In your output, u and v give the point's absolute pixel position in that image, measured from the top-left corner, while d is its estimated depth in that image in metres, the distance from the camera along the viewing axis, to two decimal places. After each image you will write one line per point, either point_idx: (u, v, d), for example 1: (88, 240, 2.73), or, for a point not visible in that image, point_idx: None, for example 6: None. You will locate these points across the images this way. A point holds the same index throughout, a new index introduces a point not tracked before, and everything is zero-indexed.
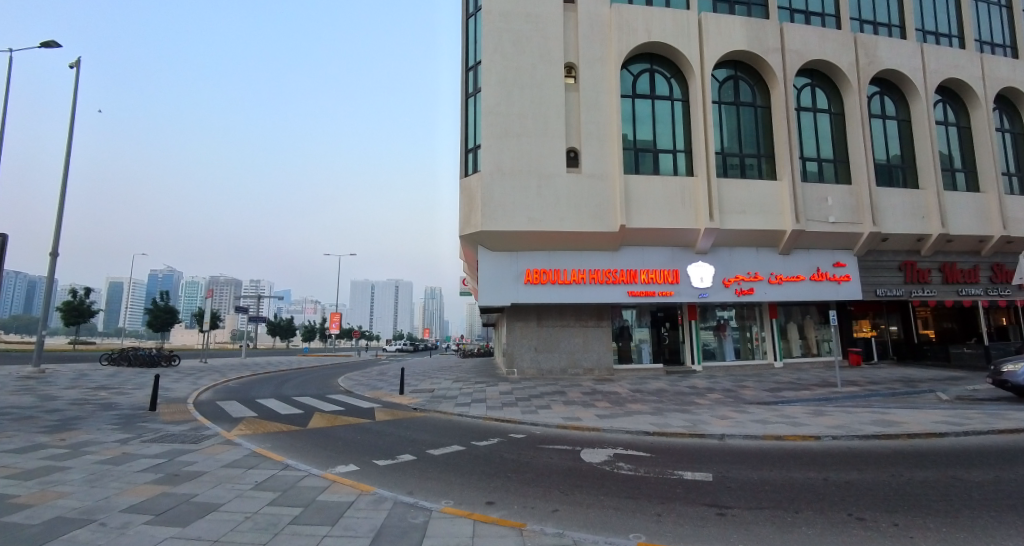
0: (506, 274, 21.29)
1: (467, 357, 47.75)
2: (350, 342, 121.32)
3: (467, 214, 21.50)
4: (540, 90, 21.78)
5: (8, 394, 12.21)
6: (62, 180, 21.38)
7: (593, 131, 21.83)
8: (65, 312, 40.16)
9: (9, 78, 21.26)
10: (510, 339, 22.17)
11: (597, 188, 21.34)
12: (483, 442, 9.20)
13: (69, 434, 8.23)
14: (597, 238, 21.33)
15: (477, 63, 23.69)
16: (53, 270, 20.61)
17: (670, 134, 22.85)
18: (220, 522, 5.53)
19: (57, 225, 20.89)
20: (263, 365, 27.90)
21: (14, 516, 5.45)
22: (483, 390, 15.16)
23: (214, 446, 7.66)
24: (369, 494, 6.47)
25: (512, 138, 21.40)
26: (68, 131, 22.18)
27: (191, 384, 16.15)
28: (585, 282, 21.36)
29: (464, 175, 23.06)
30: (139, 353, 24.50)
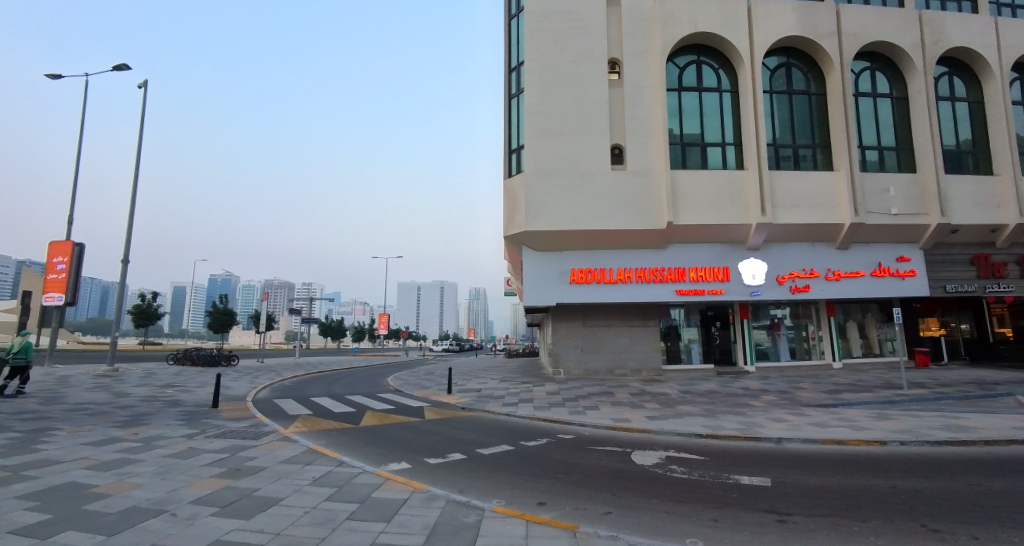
0: (550, 274, 21.20)
1: (511, 357, 47.60)
2: (397, 344, 124.19)
3: (511, 215, 21.59)
4: (583, 88, 21.63)
5: (86, 391, 13.00)
6: (131, 192, 22.60)
7: (637, 126, 21.47)
8: (136, 315, 42.73)
9: (85, 99, 22.74)
10: (555, 340, 22.01)
11: (642, 184, 20.95)
12: (532, 442, 9.10)
13: (140, 428, 8.67)
14: (642, 236, 20.95)
15: (519, 64, 23.83)
16: (125, 276, 21.81)
17: (718, 127, 22.24)
18: (280, 516, 5.68)
19: (128, 234, 22.11)
20: (315, 365, 28.64)
21: (93, 505, 5.83)
22: (530, 390, 15.03)
23: (272, 443, 7.87)
24: (421, 491, 6.51)
25: (555, 137, 21.36)
26: (135, 146, 23.32)
27: (250, 383, 16.79)
28: (631, 282, 20.99)
29: (507, 175, 23.21)
30: (201, 354, 25.70)
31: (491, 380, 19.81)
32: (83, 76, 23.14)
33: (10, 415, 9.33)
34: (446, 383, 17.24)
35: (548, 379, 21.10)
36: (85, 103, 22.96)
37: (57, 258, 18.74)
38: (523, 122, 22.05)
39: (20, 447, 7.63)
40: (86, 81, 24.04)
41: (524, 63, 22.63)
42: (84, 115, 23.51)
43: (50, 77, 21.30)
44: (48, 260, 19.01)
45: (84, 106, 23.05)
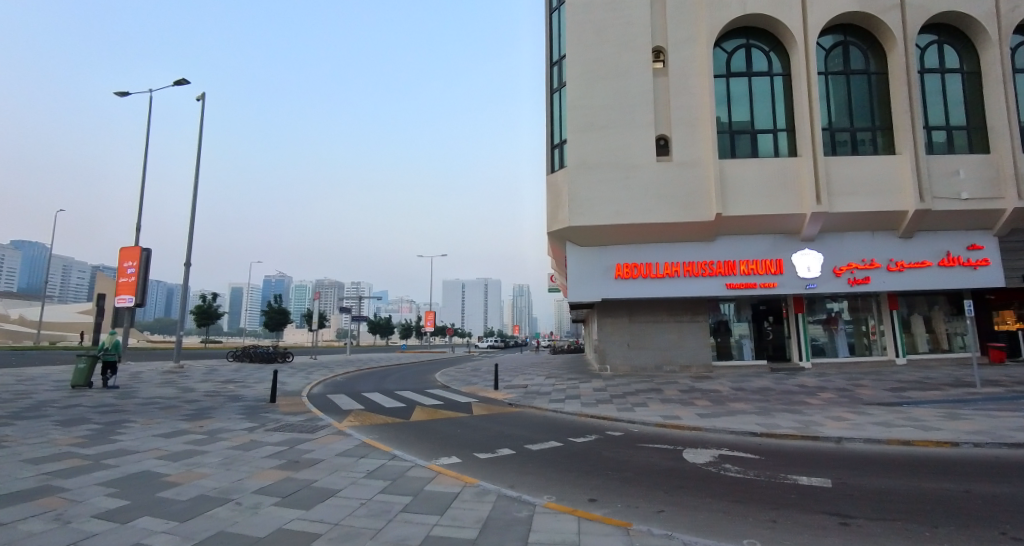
0: (596, 270, 21.05)
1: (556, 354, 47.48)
2: (442, 341, 126.30)
3: (555, 210, 21.62)
4: (626, 79, 21.32)
5: (156, 386, 13.81)
6: (191, 199, 23.83)
7: (683, 116, 20.94)
8: (198, 315, 45.14)
9: (150, 113, 24.16)
10: (601, 336, 21.83)
11: (689, 175, 20.41)
12: (580, 439, 9.00)
13: (205, 421, 9.11)
14: (689, 229, 20.42)
15: (561, 58, 23.73)
16: (188, 278, 23.03)
17: (769, 113, 21.45)
18: (338, 507, 5.82)
19: (189, 239, 23.32)
20: (365, 362, 29.49)
21: (167, 493, 6.19)
22: (577, 386, 14.91)
23: (327, 436, 8.10)
24: (473, 486, 6.54)
25: (598, 131, 21.19)
26: (196, 154, 24.55)
27: (304, 379, 17.39)
28: (677, 276, 20.56)
29: (550, 171, 23.23)
30: (258, 351, 26.90)
31: (537, 376, 19.81)
32: (148, 91, 24.58)
33: (91, 408, 10.03)
34: (493, 379, 17.36)
35: (595, 376, 20.94)
36: (150, 116, 24.37)
37: (127, 263, 19.95)
38: (566, 117, 21.98)
39: (100, 437, 8.18)
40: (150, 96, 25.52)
41: (566, 56, 22.52)
42: (149, 128, 24.98)
43: (119, 94, 22.77)
44: (120, 264, 20.28)
45: (150, 119, 24.49)
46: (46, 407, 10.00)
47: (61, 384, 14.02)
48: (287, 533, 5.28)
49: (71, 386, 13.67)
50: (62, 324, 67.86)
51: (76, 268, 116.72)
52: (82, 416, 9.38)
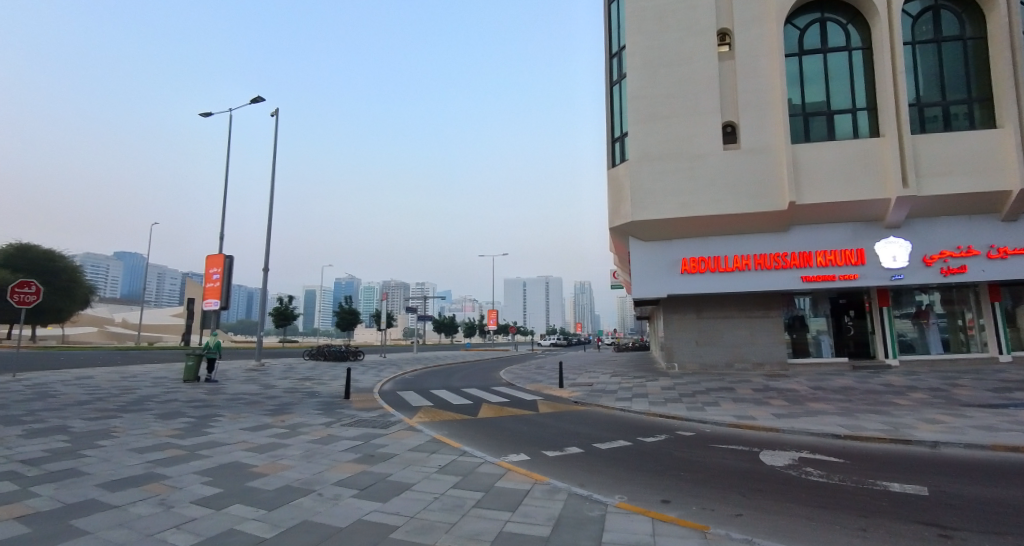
0: (661, 265, 20.72)
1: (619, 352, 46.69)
2: (504, 340, 127.33)
3: (617, 205, 21.43)
4: (690, 66, 20.68)
5: (242, 384, 14.76)
6: (268, 209, 25.36)
7: (752, 100, 20.00)
8: (277, 317, 48.01)
9: (230, 131, 25.98)
10: (668, 333, 21.52)
11: (759, 163, 19.46)
12: (650, 438, 8.75)
13: (286, 416, 9.62)
14: (761, 219, 19.52)
15: (621, 49, 23.33)
16: (266, 282, 24.51)
17: (847, 92, 20.11)
18: (414, 501, 5.97)
19: (267, 246, 24.83)
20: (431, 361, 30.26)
21: (256, 482, 6.60)
22: (643, 385, 14.57)
23: (399, 432, 8.33)
24: (543, 483, 6.50)
25: (661, 121, 20.71)
26: (271, 168, 26.15)
27: (375, 377, 18.04)
28: (748, 270, 19.78)
29: (611, 165, 22.99)
30: (331, 349, 28.23)
31: (602, 374, 19.59)
32: (228, 111, 26.43)
33: (186, 403, 10.87)
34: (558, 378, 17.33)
35: (661, 374, 20.48)
36: (231, 134, 26.23)
37: (213, 269, 21.52)
38: (627, 109, 21.63)
39: (195, 430, 8.84)
40: (230, 115, 27.42)
41: (626, 47, 22.15)
42: (231, 144, 26.85)
43: (205, 115, 24.66)
44: (207, 271, 21.92)
45: (231, 136, 26.32)
46: (148, 402, 10.94)
47: (162, 380, 15.35)
48: (366, 524, 5.46)
49: (170, 382, 14.91)
50: (160, 326, 74.45)
51: (169, 276, 127.73)
52: (179, 410, 10.18)
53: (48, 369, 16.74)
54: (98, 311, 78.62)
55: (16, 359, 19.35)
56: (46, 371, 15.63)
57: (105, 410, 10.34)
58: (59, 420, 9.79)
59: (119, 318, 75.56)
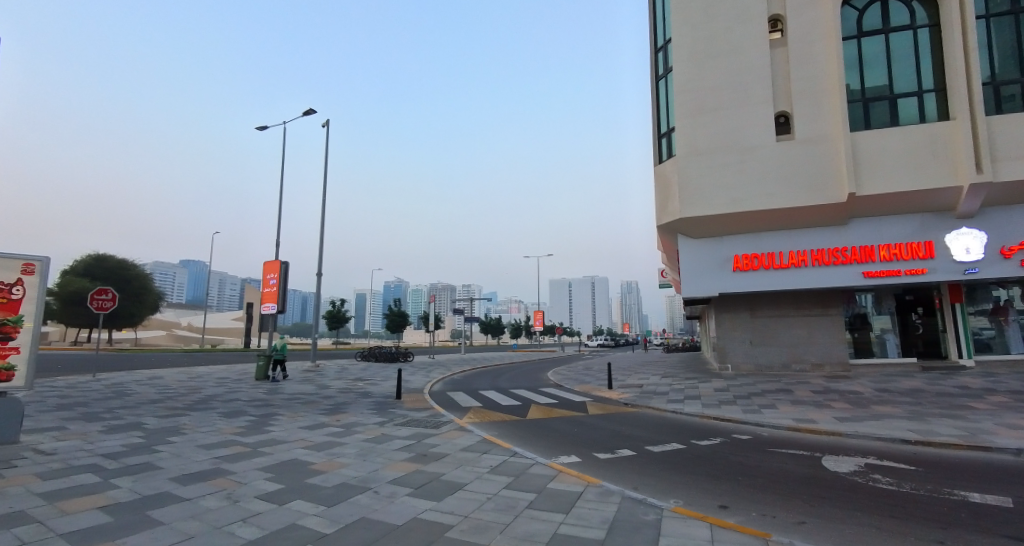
0: (712, 263, 20.37)
1: (668, 352, 45.67)
2: (548, 341, 126.90)
3: (665, 202, 21.15)
4: (739, 56, 20.08)
5: (299, 384, 15.36)
6: (321, 216, 26.31)
7: (807, 88, 19.16)
8: (330, 319, 49.74)
9: (285, 142, 27.10)
10: (720, 333, 20.99)
11: (815, 153, 18.63)
12: (704, 441, 8.51)
13: (341, 416, 9.93)
14: (819, 213, 18.70)
15: (666, 42, 22.92)
16: (319, 286, 25.40)
17: (912, 73, 18.96)
18: (467, 501, 6.01)
19: (320, 252, 25.74)
20: (478, 361, 30.58)
21: (315, 479, 6.84)
22: (695, 386, 14.20)
23: (450, 432, 8.44)
24: (596, 486, 6.43)
25: (709, 114, 20.21)
26: (323, 176, 27.11)
27: (425, 378, 18.37)
28: (805, 266, 19.11)
29: (658, 161, 22.69)
30: (381, 350, 28.97)
31: (651, 375, 19.28)
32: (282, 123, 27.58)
33: (247, 402, 11.38)
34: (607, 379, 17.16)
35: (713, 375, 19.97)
36: (285, 145, 27.37)
37: (271, 275, 22.50)
38: (674, 103, 21.27)
39: (257, 428, 9.24)
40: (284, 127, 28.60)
41: (671, 40, 21.76)
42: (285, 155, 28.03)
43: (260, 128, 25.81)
44: (265, 276, 22.95)
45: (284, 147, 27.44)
46: (213, 401, 11.54)
47: (226, 380, 16.16)
48: (422, 522, 5.56)
49: (233, 382, 15.69)
50: (222, 329, 78.69)
51: (229, 282, 134.86)
52: (241, 409, 10.69)
53: (127, 370, 17.98)
54: (165, 315, 83.88)
55: (98, 360, 20.89)
56: (123, 371, 16.79)
57: (175, 408, 10.97)
58: (134, 417, 10.46)
59: (184, 322, 80.33)
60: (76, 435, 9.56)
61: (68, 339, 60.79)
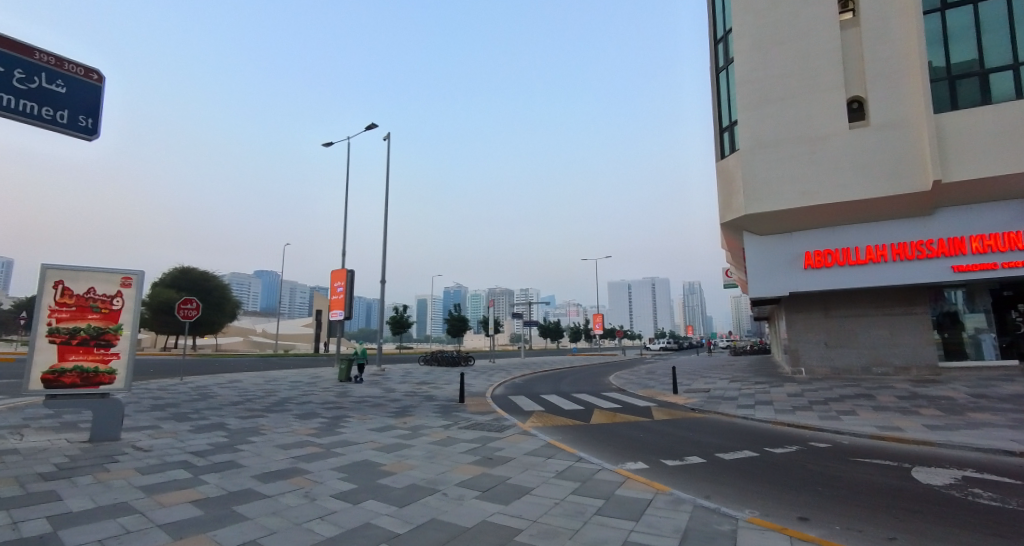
0: (780, 261, 19.66)
1: (735, 356, 43.79)
2: (607, 344, 125.05)
3: (728, 198, 20.59)
4: (806, 41, 19.14)
5: (367, 387, 15.96)
6: (384, 225, 27.28)
7: (883, 69, 17.96)
8: (394, 325, 51.43)
9: (349, 156, 28.35)
10: (792, 335, 20.36)
11: (893, 139, 17.40)
12: (779, 449, 8.13)
13: (408, 418, 10.23)
14: (900, 204, 17.46)
15: (726, 32, 22.22)
16: (383, 293, 26.29)
17: (1006, 45, 17.30)
18: (535, 505, 6.03)
19: (382, 260, 26.65)
20: (538, 365, 30.69)
21: (386, 480, 7.08)
22: (767, 391, 13.59)
23: (515, 436, 8.50)
24: (666, 493, 6.28)
25: (775, 104, 19.39)
26: (385, 187, 28.13)
27: (487, 382, 18.57)
28: (885, 261, 17.93)
29: (720, 157, 22.10)
30: (443, 355, 29.59)
31: (717, 379, 18.72)
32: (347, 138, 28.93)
33: (320, 404, 11.95)
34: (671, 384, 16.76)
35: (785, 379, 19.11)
36: (349, 160, 28.64)
37: (338, 283, 23.54)
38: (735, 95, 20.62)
39: (329, 429, 9.69)
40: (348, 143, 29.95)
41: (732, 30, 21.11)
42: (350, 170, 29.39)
43: (326, 144, 27.17)
44: (333, 285, 24.06)
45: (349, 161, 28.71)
46: (288, 403, 12.20)
47: (301, 384, 17.06)
48: (491, 525, 5.63)
49: (307, 386, 16.55)
50: (295, 336, 83.32)
51: (299, 290, 142.74)
52: (314, 411, 11.23)
53: (213, 374, 19.39)
54: (242, 323, 89.61)
55: (188, 365, 22.69)
56: (209, 375, 18.10)
57: (254, 409, 11.70)
58: (219, 418, 11.23)
59: (258, 329, 85.49)
60: (169, 433, 10.39)
61: (159, 346, 66.32)
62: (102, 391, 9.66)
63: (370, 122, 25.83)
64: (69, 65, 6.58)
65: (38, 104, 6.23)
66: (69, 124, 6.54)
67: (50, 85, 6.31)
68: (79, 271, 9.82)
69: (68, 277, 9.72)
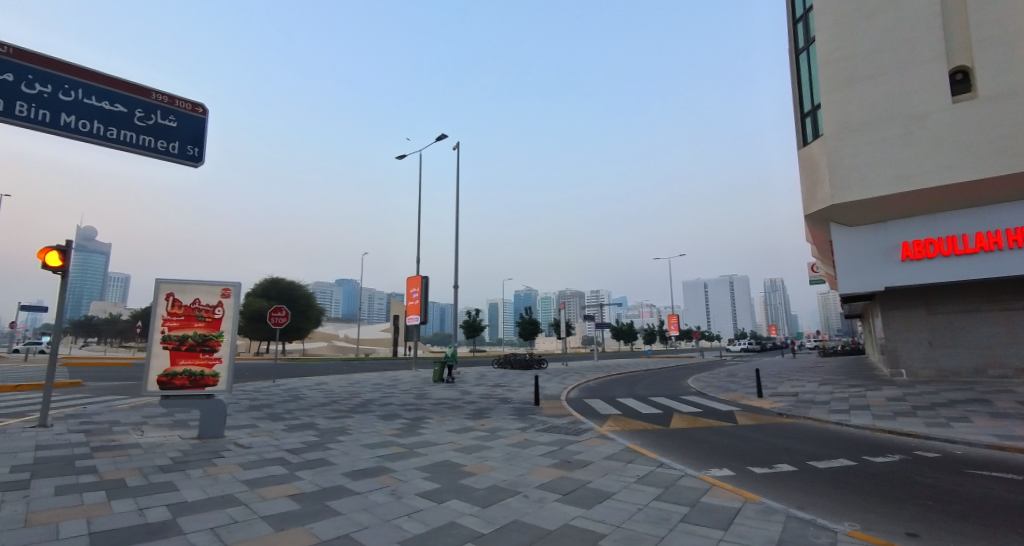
0: (874, 254, 18.38)
1: (825, 357, 40.82)
2: (682, 344, 120.89)
3: (812, 187, 19.39)
4: (899, 11, 17.66)
5: (444, 389, 16.48)
6: (456, 232, 28.05)
7: (992, 34, 16.26)
8: (468, 329, 52.67)
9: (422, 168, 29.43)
10: (889, 335, 18.99)
11: (1007, 111, 15.63)
12: (880, 458, 7.56)
13: (485, 421, 10.46)
14: (1018, 183, 15.61)
15: (806, 10, 20.96)
16: (457, 299, 26.99)
17: None
18: (617, 510, 5.99)
19: (455, 266, 27.36)
20: (612, 367, 30.33)
21: (467, 480, 7.31)
22: (863, 395, 12.66)
23: (593, 440, 8.48)
24: (755, 502, 6.03)
25: (863, 82, 18.02)
26: (455, 195, 28.92)
27: (561, 385, 18.61)
28: (999, 249, 16.12)
29: (803, 143, 20.83)
30: (516, 357, 29.95)
31: (805, 382, 17.70)
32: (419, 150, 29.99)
33: (400, 406, 12.49)
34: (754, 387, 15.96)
35: (882, 382, 17.75)
36: (421, 170, 29.70)
37: (413, 289, 24.45)
38: (819, 76, 19.41)
39: (411, 430, 10.12)
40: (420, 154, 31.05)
41: (813, 7, 19.91)
42: (422, 181, 30.48)
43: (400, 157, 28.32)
44: (409, 291, 25.02)
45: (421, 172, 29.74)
46: (371, 405, 12.83)
47: (383, 387, 17.91)
48: (574, 528, 5.66)
49: (389, 389, 17.35)
50: (377, 340, 87.83)
51: (376, 297, 149.86)
52: (396, 413, 11.75)
53: (303, 377, 20.79)
54: (324, 329, 95.12)
55: (281, 369, 24.49)
56: (298, 378, 19.39)
57: (340, 411, 12.42)
58: (309, 418, 12.04)
59: (341, 334, 90.52)
60: (266, 432, 11.26)
61: (253, 351, 71.97)
62: (208, 393, 10.62)
63: (440, 133, 26.67)
64: (181, 103, 7.55)
65: (155, 138, 7.22)
66: (181, 154, 7.48)
67: (163, 121, 7.30)
68: (186, 284, 10.89)
69: (177, 290, 10.82)
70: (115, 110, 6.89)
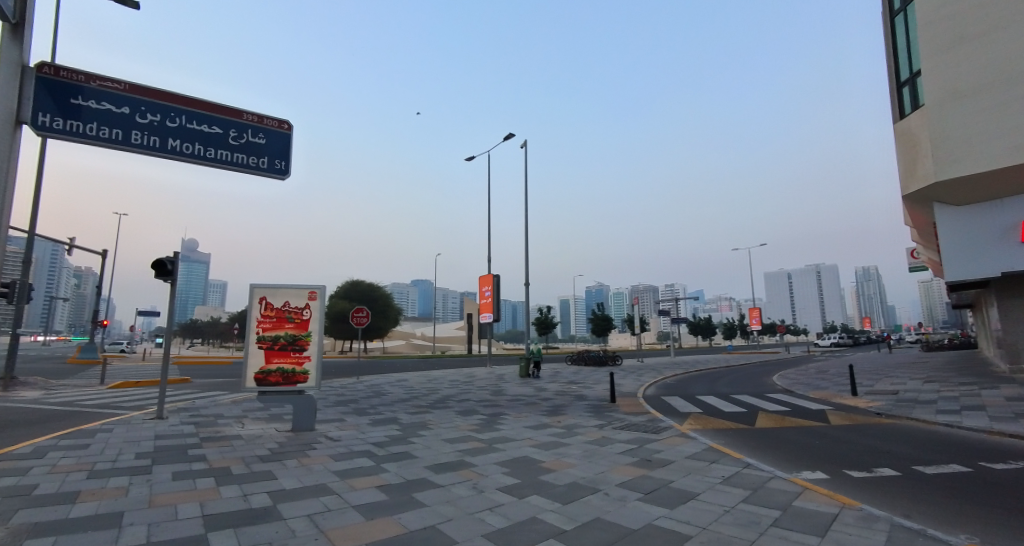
0: (986, 237, 16.78)
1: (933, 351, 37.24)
2: (764, 338, 114.25)
3: (911, 164, 17.77)
4: None
5: (519, 386, 16.72)
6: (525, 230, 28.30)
7: None
8: (540, 326, 52.89)
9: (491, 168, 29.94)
10: (1006, 326, 17.33)
11: None
12: (1001, 464, 6.86)
13: (561, 418, 10.54)
14: None
15: None
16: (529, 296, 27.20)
17: None
18: (703, 511, 5.88)
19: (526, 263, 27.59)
20: (690, 363, 29.40)
21: (546, 476, 7.43)
22: (978, 394, 11.48)
23: (672, 438, 8.33)
24: (854, 509, 5.70)
25: (972, 43, 16.24)
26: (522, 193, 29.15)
27: (637, 382, 18.32)
28: None
29: (899, 116, 19.17)
30: (590, 354, 29.80)
31: (907, 379, 16.32)
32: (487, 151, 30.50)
33: (477, 402, 12.86)
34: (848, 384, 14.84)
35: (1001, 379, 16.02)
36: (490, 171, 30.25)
37: (486, 288, 24.95)
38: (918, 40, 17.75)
39: (489, 426, 10.41)
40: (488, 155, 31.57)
41: None
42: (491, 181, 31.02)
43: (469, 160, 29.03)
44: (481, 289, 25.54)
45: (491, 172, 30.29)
46: (449, 401, 13.29)
47: (460, 384, 18.45)
48: (658, 528, 5.62)
49: (465, 385, 17.87)
50: (451, 338, 90.50)
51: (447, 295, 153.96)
52: (473, 409, 12.11)
53: (385, 373, 21.88)
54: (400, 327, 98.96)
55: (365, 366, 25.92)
56: (380, 375, 20.41)
57: (420, 406, 12.97)
58: (392, 413, 12.67)
59: (416, 333, 93.93)
60: (353, 426, 12.01)
61: (337, 349, 76.39)
62: (299, 389, 11.49)
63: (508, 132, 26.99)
64: (269, 121, 8.18)
65: (247, 155, 7.91)
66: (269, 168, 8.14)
67: (253, 138, 7.96)
68: (277, 288, 11.82)
69: (269, 293, 11.77)
70: (212, 132, 7.61)
